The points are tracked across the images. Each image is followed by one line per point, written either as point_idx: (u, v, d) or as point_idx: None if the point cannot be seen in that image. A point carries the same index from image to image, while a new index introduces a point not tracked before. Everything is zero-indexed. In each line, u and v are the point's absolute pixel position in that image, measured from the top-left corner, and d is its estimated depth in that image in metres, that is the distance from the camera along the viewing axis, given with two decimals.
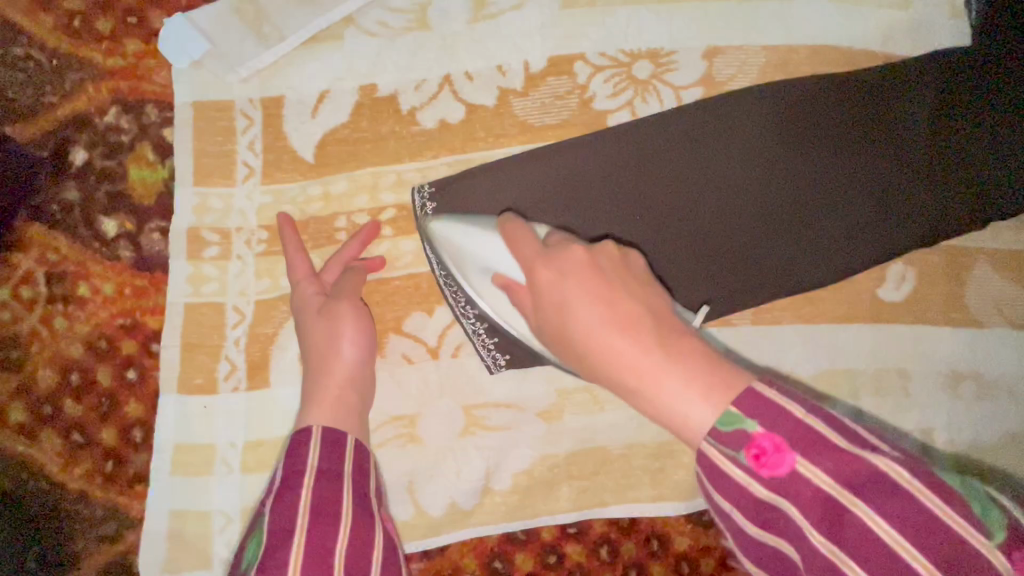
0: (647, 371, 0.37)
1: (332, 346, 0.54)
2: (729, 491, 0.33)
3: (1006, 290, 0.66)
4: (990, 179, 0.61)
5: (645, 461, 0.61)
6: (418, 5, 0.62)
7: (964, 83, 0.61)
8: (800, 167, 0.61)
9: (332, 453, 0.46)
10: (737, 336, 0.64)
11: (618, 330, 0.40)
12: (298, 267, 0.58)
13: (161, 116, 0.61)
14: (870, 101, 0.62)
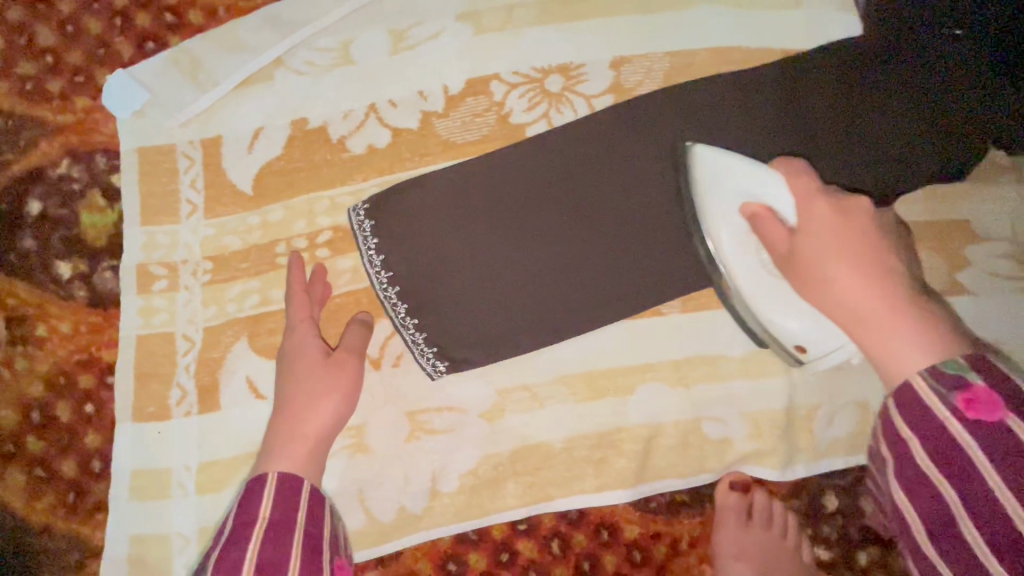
0: (889, 319, 0.46)
1: (316, 402, 0.58)
2: (916, 416, 0.43)
3: (924, 260, 0.69)
4: (895, 158, 0.64)
5: (586, 453, 0.63)
6: (341, 43, 0.67)
7: (861, 70, 0.64)
8: None
9: (284, 498, 0.52)
10: (670, 325, 0.65)
11: (868, 281, 0.47)
12: (298, 316, 0.61)
13: (109, 163, 0.65)
14: (771, 93, 0.65)
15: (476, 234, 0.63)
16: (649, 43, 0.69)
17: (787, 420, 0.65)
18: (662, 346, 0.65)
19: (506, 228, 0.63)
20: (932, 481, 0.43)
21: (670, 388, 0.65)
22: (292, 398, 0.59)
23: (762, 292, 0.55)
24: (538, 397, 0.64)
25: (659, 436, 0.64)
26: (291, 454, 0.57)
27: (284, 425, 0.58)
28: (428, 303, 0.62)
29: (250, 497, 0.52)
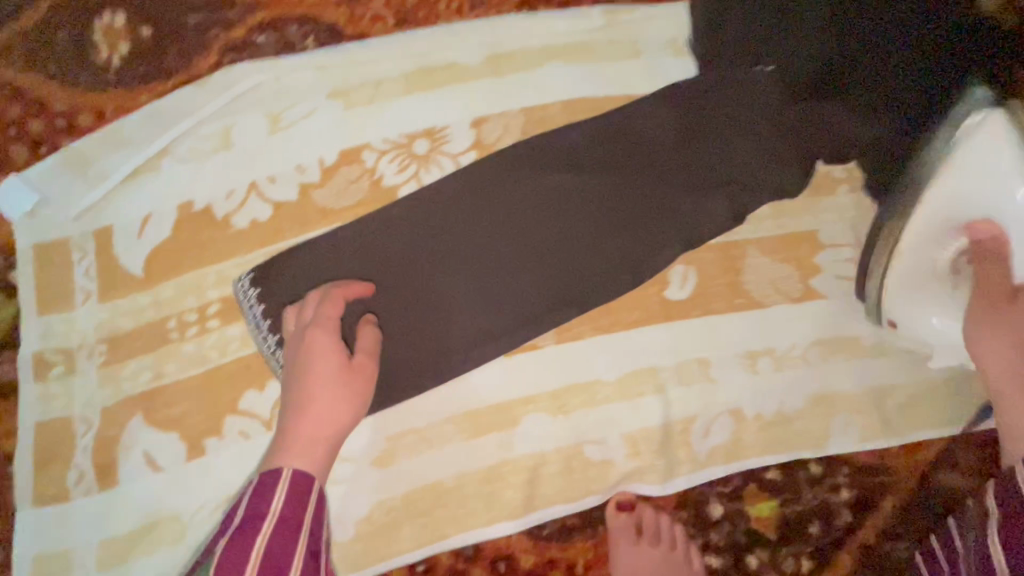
0: (1007, 390, 0.62)
1: (337, 405, 0.61)
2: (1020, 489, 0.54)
3: (778, 270, 0.75)
4: (734, 179, 0.73)
5: (476, 488, 0.67)
6: (221, 129, 0.73)
7: (696, 107, 0.75)
8: (572, 200, 0.73)
9: (294, 497, 0.55)
10: (545, 358, 0.70)
11: (1017, 350, 0.61)
12: (326, 314, 0.63)
13: (6, 261, 0.70)
14: (619, 137, 0.75)
15: (370, 282, 0.69)
16: (504, 101, 0.76)
17: (664, 435, 0.69)
18: (539, 378, 0.69)
19: (396, 274, 0.70)
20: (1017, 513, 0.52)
21: (551, 417, 0.69)
22: (311, 395, 0.61)
23: (929, 294, 0.68)
24: (426, 439, 0.67)
25: (544, 463, 0.67)
26: (308, 453, 0.59)
27: (303, 421, 0.60)
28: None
29: (264, 489, 0.55)
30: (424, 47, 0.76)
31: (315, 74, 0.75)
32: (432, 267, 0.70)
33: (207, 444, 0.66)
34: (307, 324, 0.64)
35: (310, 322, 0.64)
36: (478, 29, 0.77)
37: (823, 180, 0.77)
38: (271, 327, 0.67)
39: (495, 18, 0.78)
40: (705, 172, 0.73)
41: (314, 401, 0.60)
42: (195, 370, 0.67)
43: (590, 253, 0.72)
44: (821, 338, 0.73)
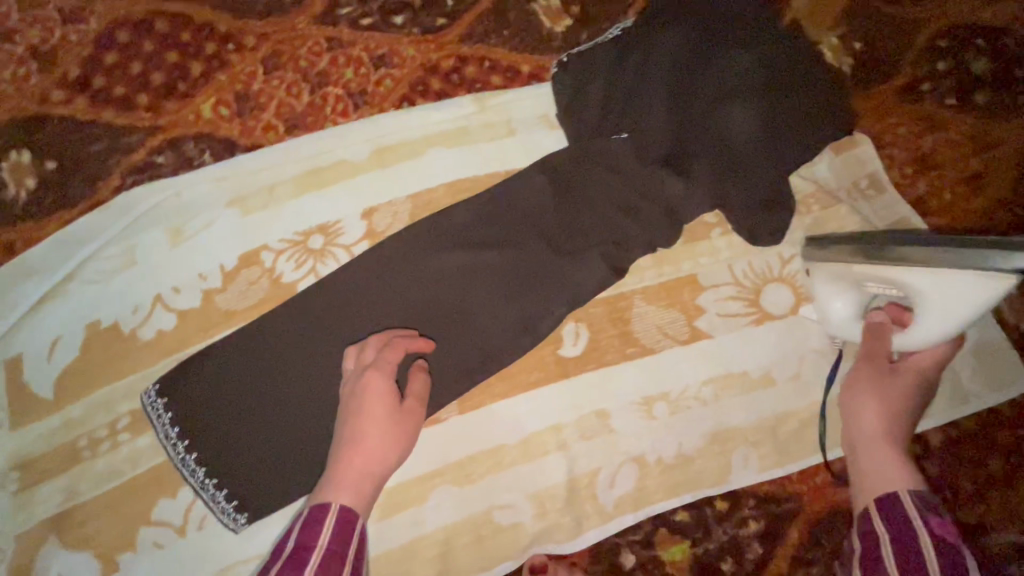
0: (875, 447, 0.62)
1: (387, 445, 0.64)
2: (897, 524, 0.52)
3: (665, 316, 0.79)
4: (607, 240, 0.79)
5: (392, 568, 0.69)
6: (125, 248, 0.77)
7: (569, 175, 0.81)
8: (462, 274, 0.77)
9: (341, 533, 0.54)
10: (450, 430, 0.73)
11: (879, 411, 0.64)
12: (380, 357, 0.68)
13: None
14: (500, 210, 0.80)
15: (274, 378, 0.72)
16: (391, 190, 0.81)
17: (570, 491, 0.72)
18: (444, 450, 0.72)
19: (302, 369, 0.73)
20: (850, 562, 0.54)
21: (460, 487, 0.71)
22: (361, 433, 0.63)
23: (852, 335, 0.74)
24: None
25: (456, 535, 0.70)
26: (355, 489, 0.60)
27: (360, 458, 0.62)
28: (227, 459, 0.70)
29: (313, 523, 0.54)
30: (313, 151, 0.83)
31: (213, 187, 0.80)
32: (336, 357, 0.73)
33: (122, 559, 0.68)
34: (362, 367, 0.68)
35: (366, 363, 0.68)
36: (362, 128, 0.84)
37: (697, 227, 0.83)
38: (178, 434, 0.70)
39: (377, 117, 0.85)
40: (586, 235, 0.78)
41: (367, 438, 0.63)
42: (108, 485, 0.69)
43: (489, 321, 0.76)
44: (711, 376, 0.77)
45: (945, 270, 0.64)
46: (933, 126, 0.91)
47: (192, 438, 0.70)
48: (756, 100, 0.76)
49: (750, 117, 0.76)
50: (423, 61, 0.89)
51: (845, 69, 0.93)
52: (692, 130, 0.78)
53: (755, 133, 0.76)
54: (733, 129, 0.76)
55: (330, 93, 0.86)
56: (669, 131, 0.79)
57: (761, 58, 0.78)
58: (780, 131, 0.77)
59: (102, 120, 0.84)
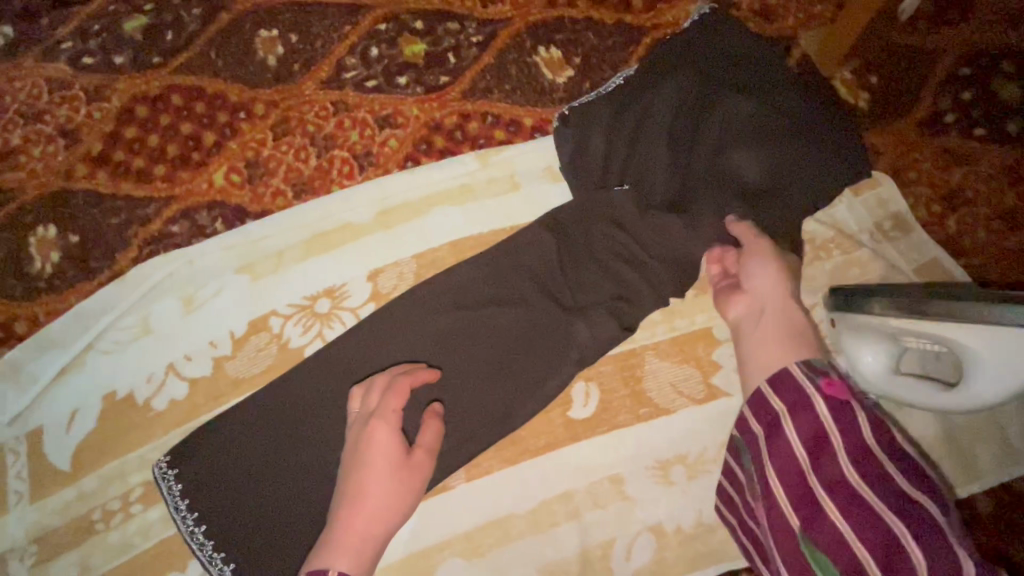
0: (767, 330, 0.68)
1: (391, 500, 0.63)
2: (787, 395, 0.61)
3: (678, 373, 0.76)
4: (613, 294, 0.76)
5: None
6: (141, 317, 0.80)
7: (574, 227, 0.79)
8: (468, 334, 0.75)
9: None
10: (456, 499, 0.71)
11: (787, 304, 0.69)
12: (386, 403, 0.66)
13: None
14: (506, 266, 0.78)
15: (281, 446, 0.72)
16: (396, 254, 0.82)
17: (582, 565, 0.68)
18: (451, 522, 0.70)
19: (308, 437, 0.72)
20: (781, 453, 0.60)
21: (466, 560, 0.69)
22: (363, 489, 0.62)
23: (882, 389, 0.70)
24: None
25: None
26: (355, 551, 0.60)
27: (368, 511, 0.62)
28: (233, 531, 0.70)
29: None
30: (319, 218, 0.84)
31: (224, 254, 0.82)
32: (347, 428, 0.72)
33: None
34: (369, 412, 0.66)
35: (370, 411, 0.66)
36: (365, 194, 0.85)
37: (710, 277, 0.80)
38: (187, 506, 0.70)
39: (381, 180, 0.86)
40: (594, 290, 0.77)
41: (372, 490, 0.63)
42: (120, 559, 0.70)
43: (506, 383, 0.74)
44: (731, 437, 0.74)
45: (995, 329, 0.59)
46: (960, 159, 0.86)
47: (201, 510, 0.70)
48: (770, 142, 0.73)
49: (763, 159, 0.73)
50: (426, 120, 0.90)
51: (860, 105, 0.89)
52: (703, 174, 0.74)
53: (770, 176, 0.73)
54: (746, 173, 0.73)
55: (336, 156, 0.88)
56: (680, 178, 0.75)
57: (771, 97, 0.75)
58: (798, 171, 0.73)
59: (122, 192, 0.88)
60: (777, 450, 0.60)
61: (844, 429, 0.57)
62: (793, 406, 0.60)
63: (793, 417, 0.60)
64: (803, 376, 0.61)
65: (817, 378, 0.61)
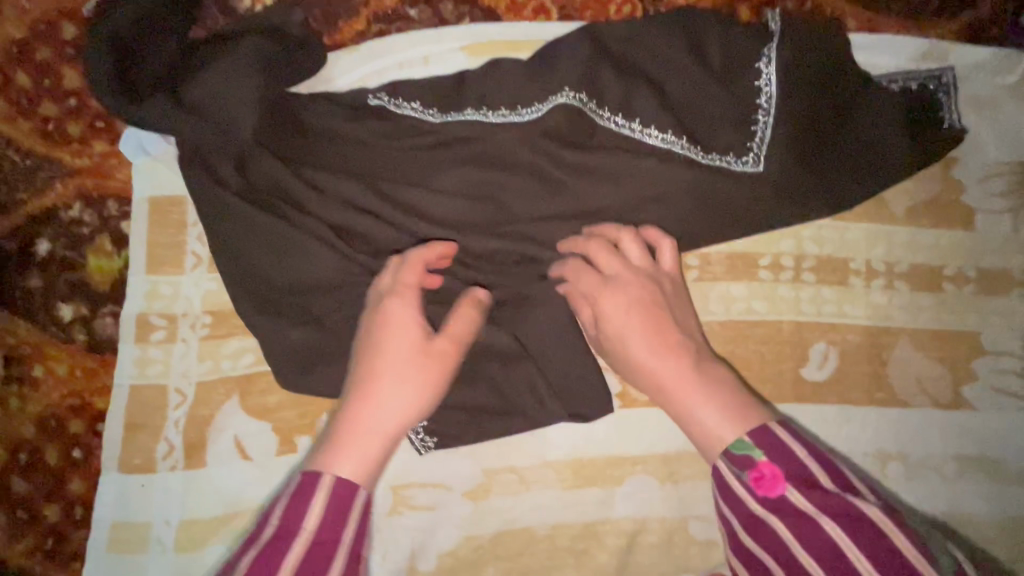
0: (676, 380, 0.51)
1: (400, 378, 0.49)
2: (726, 498, 0.45)
3: (929, 369, 0.68)
4: (774, 115, 0.63)
5: (569, 542, 0.62)
6: (359, 79, 0.68)
7: (812, 60, 0.64)
8: (697, 100, 0.64)
9: (333, 513, 0.43)
10: (662, 418, 0.64)
11: (656, 342, 0.53)
12: (614, 320, 0.55)
13: (121, 210, 0.66)
14: (808, 68, 0.64)
15: (282, 252, 0.61)
16: (548, 100, 0.63)
17: None
18: (651, 435, 0.64)
19: (305, 250, 0.60)
20: (773, 534, 0.43)
21: (659, 483, 0.63)
22: (374, 367, 0.50)
23: None
24: (524, 479, 0.63)
25: (646, 531, 0.63)
26: (361, 452, 0.47)
27: (353, 445, 0.47)
28: (254, 269, 0.61)
29: (302, 497, 0.43)
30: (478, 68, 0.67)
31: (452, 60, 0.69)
32: (290, 247, 0.60)
33: (299, 441, 0.62)
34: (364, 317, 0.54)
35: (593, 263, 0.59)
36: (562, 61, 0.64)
37: (997, 278, 0.70)
38: (263, 280, 0.61)
39: (594, 63, 0.64)
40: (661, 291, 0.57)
41: (617, 323, 0.54)
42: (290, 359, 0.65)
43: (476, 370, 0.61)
44: (963, 452, 0.67)
45: None
46: None
47: (268, 281, 0.61)
48: (791, 116, 0.62)
49: (739, 127, 0.63)
50: None
51: None
52: (659, 121, 0.63)
53: (690, 128, 0.64)
54: (590, 152, 0.63)
55: None
56: (697, 116, 0.64)
57: (863, 164, 0.65)
58: (722, 128, 0.63)
59: None
60: (766, 538, 0.43)
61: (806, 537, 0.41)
62: (747, 519, 0.44)
63: (748, 527, 0.44)
64: (730, 476, 0.45)
65: (744, 473, 0.44)
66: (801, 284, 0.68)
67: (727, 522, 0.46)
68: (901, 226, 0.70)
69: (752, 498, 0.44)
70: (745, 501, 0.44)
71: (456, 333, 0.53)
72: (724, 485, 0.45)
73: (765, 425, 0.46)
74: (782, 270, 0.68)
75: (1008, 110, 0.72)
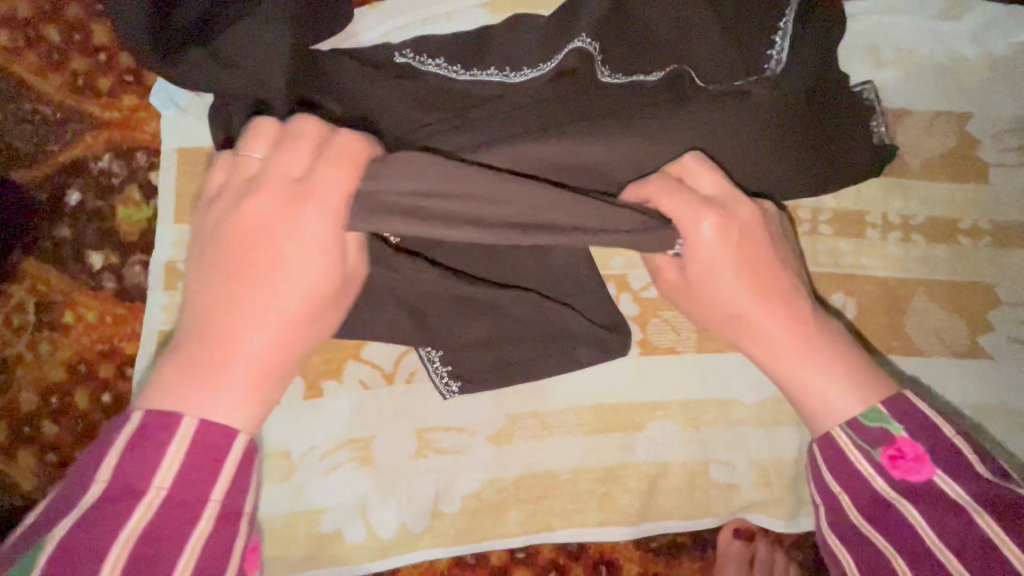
0: (793, 351, 0.48)
1: (286, 296, 0.42)
2: (842, 469, 0.44)
3: (947, 320, 0.69)
4: (788, 70, 0.59)
5: (591, 486, 0.63)
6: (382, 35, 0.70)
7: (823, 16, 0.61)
8: (710, 51, 0.60)
9: (196, 464, 0.37)
10: (684, 365, 0.65)
11: (757, 294, 0.49)
12: (724, 276, 0.49)
13: (150, 162, 0.68)
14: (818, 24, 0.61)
15: None
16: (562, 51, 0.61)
17: (798, 471, 0.64)
18: (673, 381, 0.64)
19: None
20: (899, 513, 0.42)
21: (680, 428, 0.64)
22: (252, 282, 0.42)
23: None
24: (547, 425, 0.63)
25: (668, 475, 0.63)
26: (241, 391, 0.40)
27: (227, 367, 0.40)
28: None
29: (147, 442, 0.37)
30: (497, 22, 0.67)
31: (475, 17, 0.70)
32: None
33: (325, 385, 0.63)
34: (250, 214, 0.43)
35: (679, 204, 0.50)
36: None
37: (1012, 230, 0.71)
38: None
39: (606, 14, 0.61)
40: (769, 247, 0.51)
41: (722, 275, 0.49)
42: None
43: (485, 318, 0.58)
44: (981, 402, 0.68)
45: None
46: None
47: None
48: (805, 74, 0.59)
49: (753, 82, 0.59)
50: None
51: None
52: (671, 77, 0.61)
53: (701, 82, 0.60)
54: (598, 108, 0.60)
55: None
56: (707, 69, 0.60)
57: (854, 131, 0.64)
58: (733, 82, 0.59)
59: None
60: (887, 520, 0.42)
61: (938, 523, 0.40)
62: (862, 493, 0.43)
63: (863, 500, 0.43)
64: (854, 447, 0.44)
65: (873, 445, 0.43)
66: (818, 236, 0.69)
67: (835, 494, 0.45)
68: (917, 180, 0.71)
69: (880, 474, 0.43)
70: (870, 474, 0.43)
71: (351, 264, 0.45)
72: (843, 456, 0.44)
73: (903, 396, 0.44)
74: (801, 222, 0.69)
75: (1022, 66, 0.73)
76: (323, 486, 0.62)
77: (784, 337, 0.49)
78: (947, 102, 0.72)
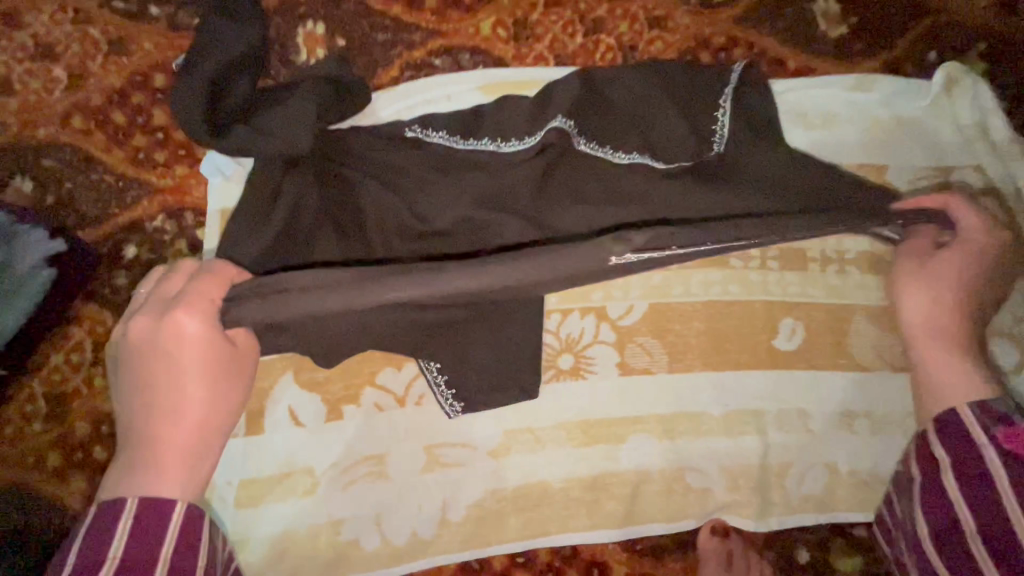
0: (942, 347, 0.62)
1: (201, 391, 0.54)
2: (953, 439, 0.56)
3: (885, 339, 0.79)
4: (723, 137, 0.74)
5: (581, 493, 0.71)
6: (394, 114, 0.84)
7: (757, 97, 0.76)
8: (664, 121, 0.74)
9: (143, 531, 0.48)
10: (657, 383, 0.74)
11: (956, 295, 0.63)
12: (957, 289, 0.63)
13: (196, 221, 0.80)
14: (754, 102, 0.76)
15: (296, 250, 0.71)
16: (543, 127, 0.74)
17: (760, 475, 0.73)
18: (649, 398, 0.74)
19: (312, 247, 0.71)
20: (989, 479, 0.53)
21: (657, 440, 0.73)
22: (174, 390, 0.53)
23: None
24: (540, 439, 0.72)
25: (648, 481, 0.72)
26: (177, 474, 0.52)
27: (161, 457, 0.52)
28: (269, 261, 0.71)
29: (103, 527, 0.48)
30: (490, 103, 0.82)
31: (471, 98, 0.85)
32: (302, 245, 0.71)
33: (344, 409, 0.71)
34: (134, 335, 0.53)
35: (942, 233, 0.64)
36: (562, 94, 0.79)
37: None
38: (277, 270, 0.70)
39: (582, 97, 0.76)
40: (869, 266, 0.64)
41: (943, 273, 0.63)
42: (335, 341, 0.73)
43: (482, 350, 0.63)
44: None
45: None
46: None
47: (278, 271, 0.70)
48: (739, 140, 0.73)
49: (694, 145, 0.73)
50: (695, 32, 0.91)
51: None
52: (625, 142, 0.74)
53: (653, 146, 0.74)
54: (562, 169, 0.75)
55: (603, 41, 0.90)
56: (658, 135, 0.74)
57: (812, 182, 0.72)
58: (677, 145, 0.73)
59: (392, 13, 0.88)
60: (971, 480, 0.54)
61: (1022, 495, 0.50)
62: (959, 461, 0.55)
63: (959, 463, 0.55)
64: (974, 422, 0.55)
65: (996, 425, 0.54)
66: (767, 269, 0.79)
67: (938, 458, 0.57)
68: None
69: (989, 448, 0.53)
70: (984, 447, 0.54)
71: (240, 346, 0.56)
72: (965, 427, 0.56)
73: None
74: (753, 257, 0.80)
75: (927, 126, 0.87)
76: (342, 499, 0.70)
77: (925, 330, 0.63)
78: (866, 157, 0.86)
